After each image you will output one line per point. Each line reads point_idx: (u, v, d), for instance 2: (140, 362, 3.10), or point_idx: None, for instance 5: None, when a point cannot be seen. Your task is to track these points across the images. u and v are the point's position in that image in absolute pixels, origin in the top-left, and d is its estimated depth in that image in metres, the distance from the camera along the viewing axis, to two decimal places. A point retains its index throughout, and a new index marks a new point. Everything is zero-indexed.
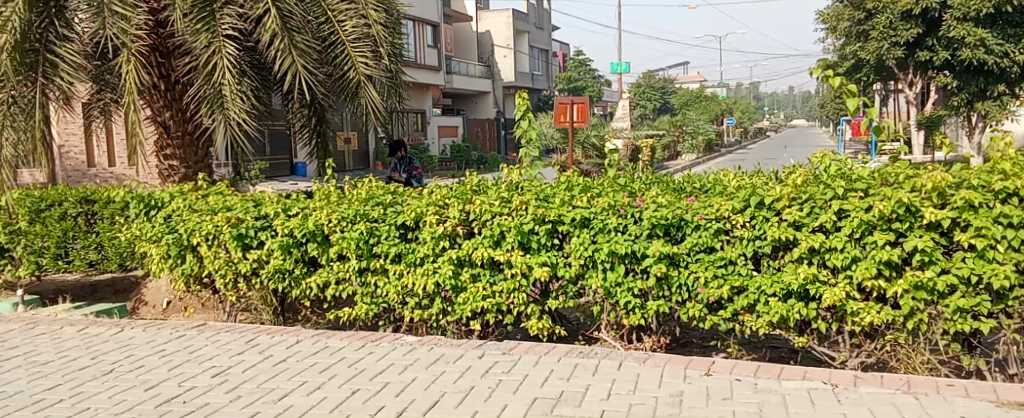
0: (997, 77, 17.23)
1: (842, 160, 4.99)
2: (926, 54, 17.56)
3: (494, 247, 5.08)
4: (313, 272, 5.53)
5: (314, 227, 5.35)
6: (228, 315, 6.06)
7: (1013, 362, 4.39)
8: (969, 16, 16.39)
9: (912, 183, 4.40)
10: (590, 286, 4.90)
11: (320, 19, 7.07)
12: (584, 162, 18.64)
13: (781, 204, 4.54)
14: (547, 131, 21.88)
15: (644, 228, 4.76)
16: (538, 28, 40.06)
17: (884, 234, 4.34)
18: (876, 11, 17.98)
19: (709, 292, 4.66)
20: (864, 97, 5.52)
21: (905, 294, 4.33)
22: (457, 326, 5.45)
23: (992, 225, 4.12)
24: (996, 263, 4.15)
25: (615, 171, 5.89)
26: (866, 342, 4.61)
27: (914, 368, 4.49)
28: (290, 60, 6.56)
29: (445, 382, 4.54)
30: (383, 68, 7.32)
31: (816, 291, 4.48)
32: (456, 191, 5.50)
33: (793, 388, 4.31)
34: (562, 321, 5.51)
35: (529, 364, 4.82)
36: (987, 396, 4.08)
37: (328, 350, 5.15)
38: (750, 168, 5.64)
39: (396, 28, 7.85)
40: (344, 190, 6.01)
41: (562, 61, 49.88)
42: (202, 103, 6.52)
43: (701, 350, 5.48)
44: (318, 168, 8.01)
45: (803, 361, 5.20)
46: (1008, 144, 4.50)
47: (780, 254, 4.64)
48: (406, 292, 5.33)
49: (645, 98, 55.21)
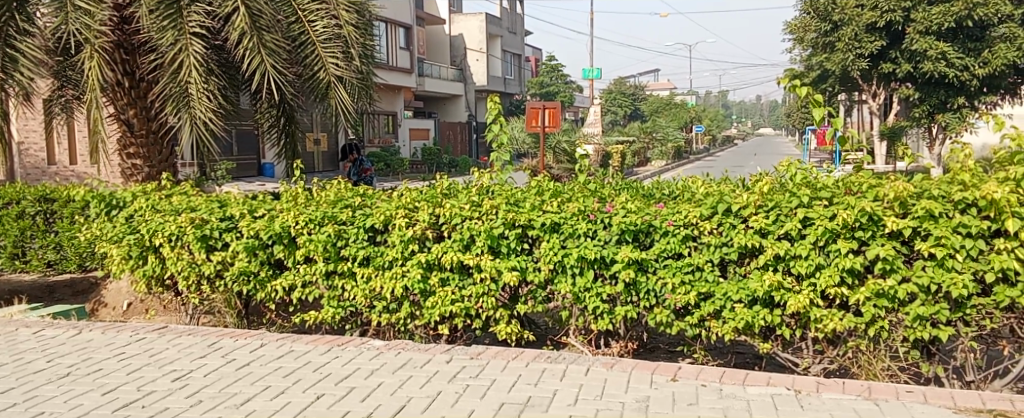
0: (957, 90, 17.58)
1: (808, 169, 5.03)
2: (889, 66, 17.83)
3: (464, 251, 5.07)
4: (279, 275, 5.47)
5: (280, 228, 5.30)
6: (190, 318, 5.97)
7: (970, 369, 4.47)
8: (932, 30, 16.61)
9: (875, 192, 4.46)
10: (559, 291, 4.92)
11: (290, 18, 7.01)
12: (556, 166, 18.67)
13: (748, 211, 4.58)
14: (518, 136, 21.98)
15: (613, 234, 4.78)
16: (511, 32, 40.13)
17: (847, 242, 4.39)
18: (842, 24, 18.27)
19: (676, 298, 4.70)
20: (831, 107, 5.60)
21: (868, 301, 4.40)
22: (425, 331, 5.42)
23: (951, 235, 4.19)
24: (955, 272, 4.22)
25: (585, 176, 5.90)
26: (829, 348, 4.67)
27: (874, 374, 4.55)
28: (260, 59, 6.52)
29: (412, 387, 4.52)
30: (354, 70, 7.28)
31: (780, 298, 4.53)
32: (426, 194, 5.47)
33: (757, 394, 4.35)
34: (531, 325, 5.52)
35: (497, 368, 4.82)
36: (945, 403, 4.15)
37: (293, 354, 5.09)
38: (718, 176, 5.66)
39: (368, 30, 7.80)
40: (312, 192, 5.95)
41: (535, 66, 50.07)
42: (168, 101, 6.43)
43: (667, 355, 5.53)
44: (287, 168, 7.93)
45: (768, 367, 5.27)
46: (968, 155, 4.56)
47: (746, 261, 4.67)
48: (374, 296, 5.29)
49: (617, 105, 55.43)
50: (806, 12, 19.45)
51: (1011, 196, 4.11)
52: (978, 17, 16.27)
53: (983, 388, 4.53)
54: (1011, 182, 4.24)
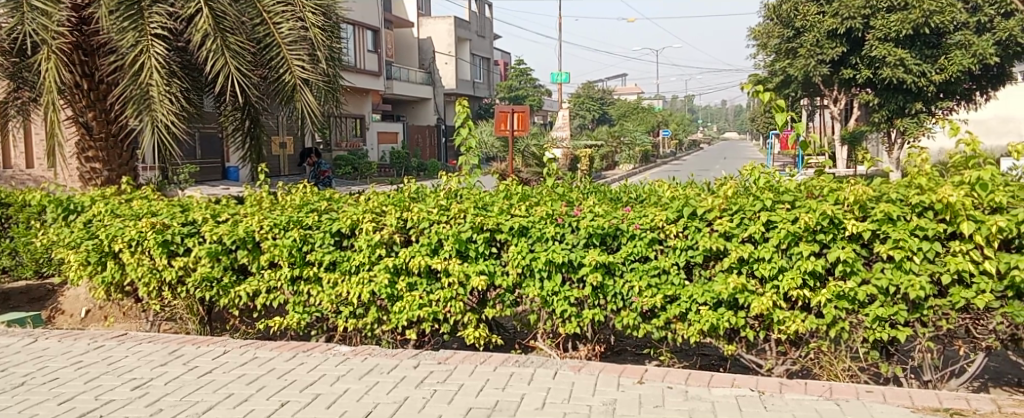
0: (914, 96, 17.92)
1: (771, 173, 5.07)
2: (850, 72, 18.11)
3: (432, 255, 5.06)
4: (243, 280, 5.42)
5: (244, 233, 5.25)
6: (151, 325, 5.88)
7: (927, 368, 4.55)
8: (890, 37, 16.93)
9: (835, 196, 4.53)
10: (527, 295, 4.93)
11: (255, 20, 6.93)
12: (524, 170, 18.59)
13: (712, 214, 4.64)
14: (488, 139, 21.87)
15: (581, 238, 4.80)
16: (479, 36, 40.16)
17: (809, 245, 4.46)
18: (804, 30, 18.56)
19: (643, 301, 4.73)
20: (793, 113, 5.70)
21: (829, 303, 4.48)
22: (392, 336, 5.39)
23: (909, 237, 4.27)
24: (912, 274, 4.30)
25: (553, 179, 5.92)
26: (791, 350, 4.73)
27: (835, 375, 4.63)
28: (223, 61, 6.46)
29: (378, 393, 4.50)
30: (320, 72, 7.22)
31: (744, 300, 4.58)
32: (394, 198, 5.45)
33: (721, 395, 4.40)
34: (499, 329, 5.51)
35: (465, 373, 4.82)
36: (903, 402, 4.23)
37: (256, 361, 5.04)
38: (684, 180, 5.69)
39: (334, 32, 7.75)
40: (277, 196, 5.88)
41: (503, 70, 50.13)
42: (128, 104, 6.33)
43: (634, 357, 5.55)
44: (251, 172, 7.85)
45: (732, 369, 5.32)
46: (924, 160, 4.65)
47: (711, 264, 4.73)
48: (340, 301, 5.25)
49: (585, 109, 55.64)
50: (769, 19, 19.74)
51: (966, 199, 4.19)
52: (935, 25, 16.55)
53: (939, 387, 4.61)
54: (966, 186, 4.32)
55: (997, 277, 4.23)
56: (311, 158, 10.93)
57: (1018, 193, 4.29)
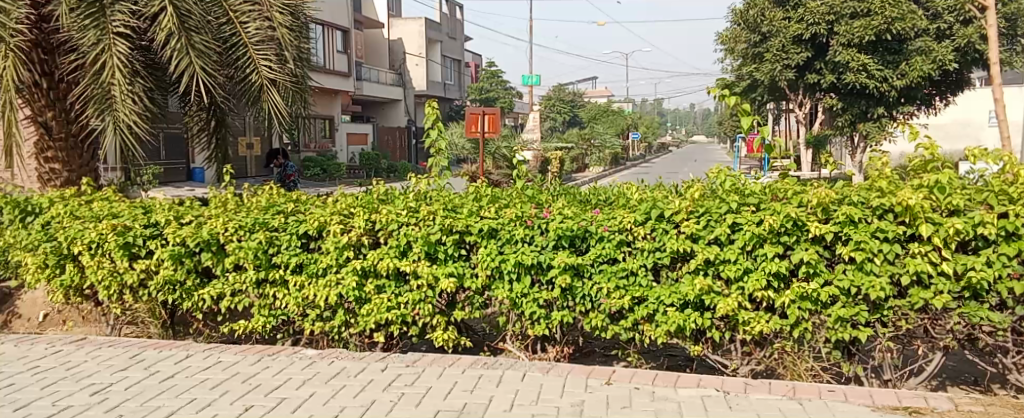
0: (877, 101, 18.25)
1: (737, 176, 5.10)
2: (814, 77, 18.37)
3: (400, 257, 5.03)
4: (207, 283, 5.35)
5: (208, 235, 5.18)
6: (112, 329, 5.79)
7: (887, 368, 4.63)
8: (853, 42, 17.18)
9: (799, 199, 4.58)
10: (495, 297, 4.94)
11: (221, 19, 6.86)
12: (495, 171, 18.59)
13: (679, 216, 4.66)
14: (458, 142, 22.02)
15: (550, 240, 4.82)
16: (450, 38, 40.11)
17: (773, 247, 4.52)
18: (770, 35, 18.82)
19: (611, 303, 4.76)
20: (758, 116, 5.77)
21: (792, 304, 4.53)
22: (360, 339, 5.35)
23: (870, 239, 4.34)
24: (873, 275, 4.38)
25: (523, 182, 5.91)
26: (756, 350, 4.78)
27: (798, 374, 4.70)
28: (188, 61, 6.38)
29: (345, 397, 4.47)
30: (288, 73, 7.16)
31: (710, 301, 4.62)
32: (362, 200, 5.41)
33: (687, 395, 4.44)
34: (469, 331, 5.50)
35: (433, 376, 4.80)
36: (864, 401, 4.30)
37: (220, 365, 4.98)
38: (652, 182, 5.70)
39: (302, 32, 7.69)
40: (242, 198, 5.82)
41: (474, 72, 50.14)
42: (89, 103, 6.24)
43: (603, 359, 5.57)
44: (217, 173, 7.77)
45: (699, 369, 5.36)
46: (885, 164, 4.73)
47: (678, 265, 4.76)
48: (307, 304, 5.21)
49: (555, 111, 55.76)
50: (736, 24, 19.98)
51: (925, 202, 4.27)
52: (896, 31, 16.68)
53: (899, 386, 4.70)
54: (925, 189, 4.39)
55: (955, 277, 4.31)
56: (278, 160, 10.81)
57: (975, 195, 4.35)
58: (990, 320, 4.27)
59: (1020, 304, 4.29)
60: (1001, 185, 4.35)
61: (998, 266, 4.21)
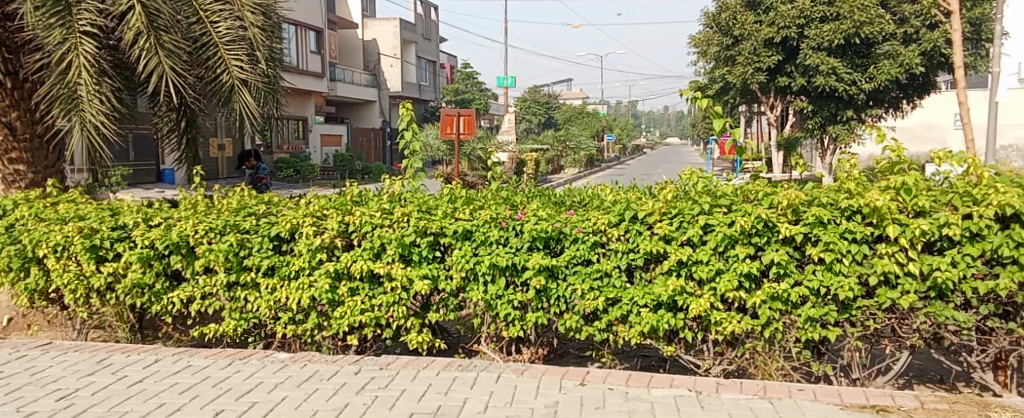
0: (846, 103, 18.49)
1: (709, 178, 5.12)
2: (785, 80, 18.57)
3: (374, 259, 5.01)
4: (176, 287, 5.30)
5: (177, 238, 5.12)
6: (78, 333, 5.71)
7: (856, 367, 4.68)
8: (823, 46, 17.38)
9: (770, 200, 4.61)
10: (470, 299, 4.93)
11: (191, 19, 6.76)
12: (471, 172, 18.57)
13: (653, 218, 4.68)
14: (433, 143, 21.98)
15: (525, 241, 4.82)
16: (425, 39, 40.03)
17: (744, 248, 4.56)
18: (742, 38, 18.99)
19: (585, 304, 4.78)
20: (730, 119, 5.83)
21: (763, 304, 4.58)
22: (333, 342, 5.32)
23: (839, 240, 4.39)
24: (842, 276, 4.44)
25: (498, 184, 5.90)
26: (727, 350, 4.81)
27: (769, 374, 4.75)
28: (157, 61, 6.32)
29: (317, 400, 4.44)
30: (259, 73, 7.09)
31: (683, 302, 4.65)
32: (336, 202, 5.38)
33: (660, 396, 4.46)
34: (443, 333, 5.49)
35: (407, 378, 4.78)
36: (833, 400, 4.35)
37: (190, 369, 4.93)
38: (626, 184, 5.70)
39: (274, 32, 7.63)
40: (213, 200, 5.76)
41: (449, 73, 50.13)
42: (55, 103, 6.15)
43: (577, 360, 5.58)
44: (188, 174, 7.68)
45: (672, 369, 5.39)
46: (853, 166, 4.79)
47: (651, 267, 4.78)
48: (279, 307, 5.17)
49: (531, 113, 55.78)
50: (709, 27, 20.13)
51: (892, 203, 4.33)
52: (865, 35, 16.91)
53: (867, 385, 4.75)
54: (892, 190, 4.45)
55: (921, 277, 4.37)
56: (250, 161, 10.71)
57: (940, 197, 4.41)
58: (955, 319, 4.33)
59: (984, 303, 4.36)
60: (966, 187, 4.41)
61: (963, 266, 4.27)
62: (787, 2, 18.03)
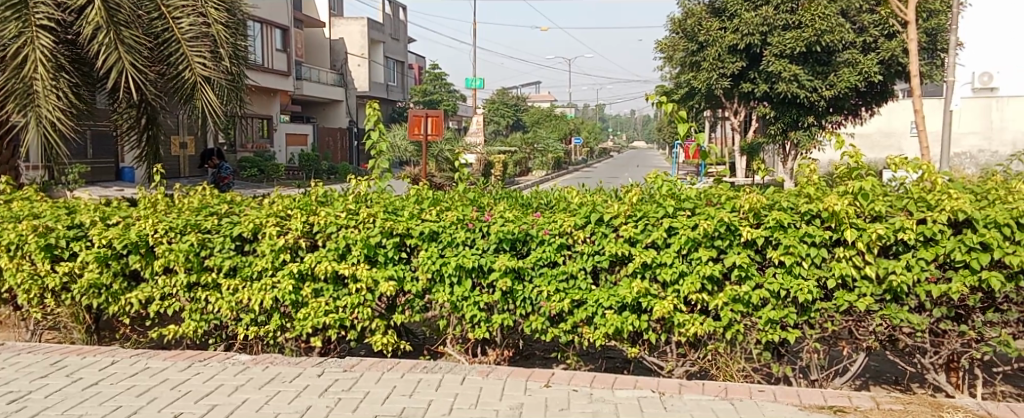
0: (807, 110, 18.78)
1: (674, 181, 5.07)
2: (748, 86, 18.81)
3: (339, 260, 4.97)
4: (134, 287, 5.21)
5: (136, 237, 5.04)
6: (31, 335, 5.59)
7: (814, 368, 4.75)
8: (785, 53, 17.62)
9: (732, 203, 4.65)
10: (436, 300, 4.92)
11: (152, 14, 6.68)
12: (438, 174, 18.50)
13: (618, 220, 4.70)
14: (400, 144, 21.90)
15: (491, 243, 4.82)
16: (394, 39, 39.86)
17: (707, 251, 4.60)
18: (707, 44, 19.15)
19: (551, 306, 4.79)
20: (694, 124, 5.88)
21: (725, 306, 4.62)
22: (296, 344, 5.26)
23: (798, 243, 4.45)
24: (801, 279, 4.50)
25: (465, 185, 5.88)
26: (690, 351, 4.85)
27: (730, 375, 4.80)
28: (116, 56, 6.24)
29: (279, 403, 4.39)
30: (223, 70, 6.99)
31: (647, 304, 4.68)
32: (300, 201, 5.33)
33: (624, 397, 4.48)
34: (408, 335, 5.47)
35: (371, 380, 4.75)
36: (792, 400, 4.41)
37: (148, 371, 4.85)
38: (592, 186, 5.67)
39: (239, 29, 7.54)
40: (173, 199, 5.66)
41: (417, 74, 49.99)
42: (10, 99, 6.04)
43: (542, 361, 5.58)
44: (148, 173, 7.55)
45: (636, 371, 5.41)
46: (813, 171, 4.85)
47: (616, 269, 4.81)
48: (241, 309, 5.11)
49: (499, 115, 55.75)
50: (674, 32, 20.29)
51: (850, 208, 4.39)
52: (826, 43, 17.25)
53: (825, 386, 4.82)
54: (850, 195, 4.51)
55: (877, 281, 4.45)
56: (213, 160, 10.56)
57: (896, 202, 4.49)
58: (909, 322, 4.41)
59: (938, 306, 4.43)
60: (920, 193, 4.51)
61: (917, 269, 4.35)
62: (751, 10, 18.18)
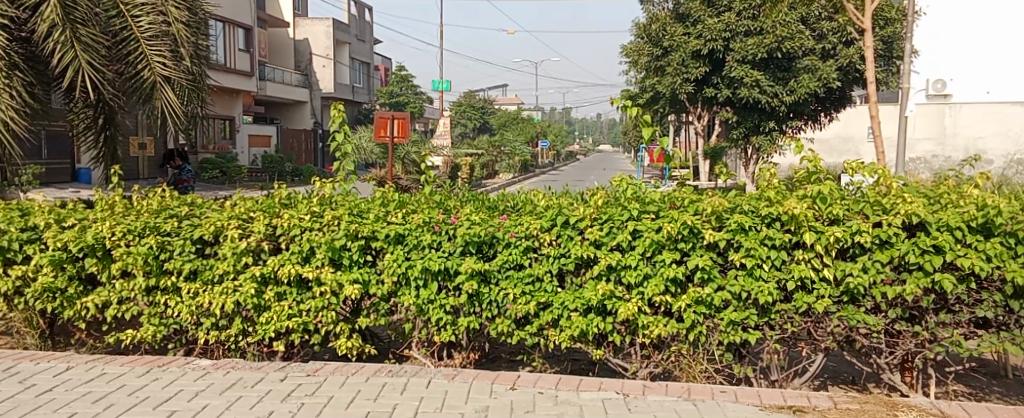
0: (768, 115, 19.04)
1: (639, 184, 5.07)
2: (711, 91, 19.00)
3: (303, 263, 4.92)
4: (90, 291, 5.12)
5: (92, 240, 4.95)
6: None
7: (774, 368, 4.82)
8: (747, 59, 17.85)
9: (695, 207, 4.69)
10: (401, 303, 4.89)
11: (111, 12, 6.59)
12: (404, 176, 18.41)
13: (584, 223, 4.72)
14: (366, 146, 21.78)
15: (457, 245, 4.80)
16: (359, 40, 39.60)
17: (671, 253, 4.63)
18: (671, 49, 19.25)
19: (517, 308, 4.79)
20: (659, 128, 5.93)
21: (688, 308, 4.66)
22: (258, 348, 5.20)
23: (759, 246, 4.51)
24: (762, 281, 4.56)
25: (431, 187, 5.84)
26: (654, 353, 4.89)
27: (693, 376, 4.84)
28: (72, 55, 6.17)
29: (241, 408, 4.33)
30: (183, 70, 6.88)
31: (612, 306, 4.71)
32: (263, 204, 5.27)
33: (589, 399, 4.50)
34: (373, 339, 5.43)
35: (335, 385, 4.71)
36: (753, 401, 4.45)
37: (105, 378, 4.75)
38: (559, 189, 5.65)
39: (200, 28, 7.42)
40: (131, 201, 5.56)
41: (382, 75, 49.72)
42: None
43: (508, 364, 5.57)
44: (105, 174, 7.42)
45: (601, 373, 5.43)
46: (772, 175, 4.90)
47: (582, 272, 4.82)
48: (201, 313, 5.04)
49: (467, 117, 55.61)
50: (639, 37, 20.42)
51: (809, 211, 4.45)
52: (786, 50, 17.53)
53: (785, 386, 4.89)
54: (809, 199, 4.58)
55: (835, 283, 4.52)
56: (174, 161, 10.40)
57: (853, 206, 4.57)
58: (865, 323, 4.49)
59: (893, 307, 4.51)
60: (876, 197, 4.59)
61: (873, 272, 4.43)
62: (713, 16, 18.37)
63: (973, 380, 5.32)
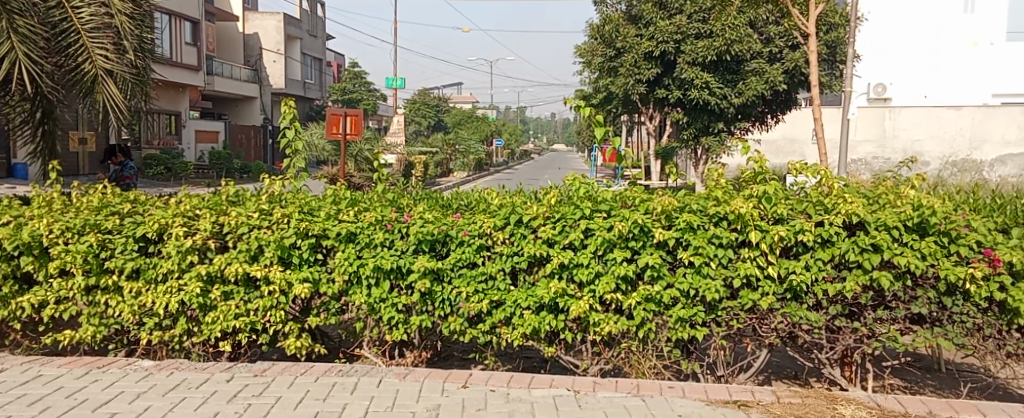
0: (717, 117, 19.39)
1: (591, 183, 5.09)
2: (663, 92, 19.17)
3: (251, 261, 4.85)
4: (26, 291, 4.98)
5: (29, 237, 4.82)
6: None
7: (720, 364, 4.91)
8: (697, 61, 18.12)
9: (645, 206, 4.74)
10: (352, 302, 4.85)
11: (49, 3, 6.45)
12: (355, 173, 18.24)
13: (537, 222, 4.74)
14: (316, 143, 21.55)
15: (410, 244, 4.78)
16: (311, 36, 39.07)
17: (621, 252, 4.68)
18: (625, 50, 19.42)
19: (469, 306, 4.79)
20: (610, 127, 5.98)
21: (638, 306, 4.71)
22: (204, 348, 5.10)
23: (706, 244, 4.58)
24: (709, 278, 4.63)
25: (383, 185, 5.80)
26: (605, 350, 4.94)
27: (642, 372, 4.90)
28: (9, 45, 6.00)
29: (185, 410, 4.26)
30: (127, 64, 6.72)
31: (564, 304, 4.74)
32: (209, 201, 5.18)
33: (540, 396, 4.52)
34: (323, 338, 5.37)
35: (283, 385, 4.65)
36: (699, 396, 4.53)
37: (42, 379, 4.63)
38: (512, 187, 5.63)
39: (144, 22, 7.25)
40: (70, 197, 5.43)
41: (336, 72, 49.19)
42: None
43: (461, 363, 5.57)
44: (42, 169, 7.19)
45: (552, 370, 5.48)
46: (720, 175, 4.97)
47: (534, 270, 4.84)
48: (144, 312, 4.94)
49: (421, 115, 55.24)
50: (593, 38, 20.54)
51: (754, 211, 4.54)
52: (735, 53, 17.72)
53: (731, 381, 4.98)
54: (754, 199, 4.66)
55: (779, 280, 4.62)
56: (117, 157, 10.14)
57: (797, 205, 4.67)
58: (807, 319, 4.59)
59: (834, 304, 4.62)
60: (819, 197, 4.69)
61: (815, 269, 4.54)
62: (665, 18, 18.56)
63: (909, 375, 5.51)
